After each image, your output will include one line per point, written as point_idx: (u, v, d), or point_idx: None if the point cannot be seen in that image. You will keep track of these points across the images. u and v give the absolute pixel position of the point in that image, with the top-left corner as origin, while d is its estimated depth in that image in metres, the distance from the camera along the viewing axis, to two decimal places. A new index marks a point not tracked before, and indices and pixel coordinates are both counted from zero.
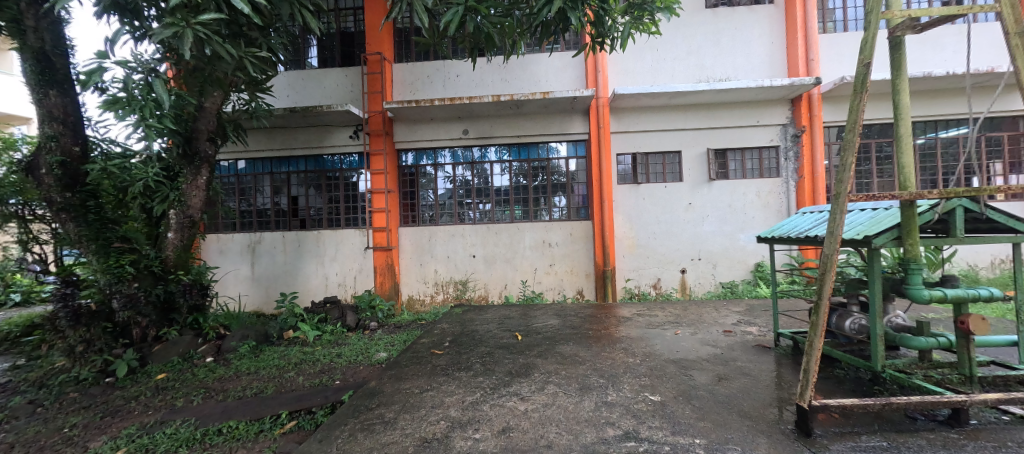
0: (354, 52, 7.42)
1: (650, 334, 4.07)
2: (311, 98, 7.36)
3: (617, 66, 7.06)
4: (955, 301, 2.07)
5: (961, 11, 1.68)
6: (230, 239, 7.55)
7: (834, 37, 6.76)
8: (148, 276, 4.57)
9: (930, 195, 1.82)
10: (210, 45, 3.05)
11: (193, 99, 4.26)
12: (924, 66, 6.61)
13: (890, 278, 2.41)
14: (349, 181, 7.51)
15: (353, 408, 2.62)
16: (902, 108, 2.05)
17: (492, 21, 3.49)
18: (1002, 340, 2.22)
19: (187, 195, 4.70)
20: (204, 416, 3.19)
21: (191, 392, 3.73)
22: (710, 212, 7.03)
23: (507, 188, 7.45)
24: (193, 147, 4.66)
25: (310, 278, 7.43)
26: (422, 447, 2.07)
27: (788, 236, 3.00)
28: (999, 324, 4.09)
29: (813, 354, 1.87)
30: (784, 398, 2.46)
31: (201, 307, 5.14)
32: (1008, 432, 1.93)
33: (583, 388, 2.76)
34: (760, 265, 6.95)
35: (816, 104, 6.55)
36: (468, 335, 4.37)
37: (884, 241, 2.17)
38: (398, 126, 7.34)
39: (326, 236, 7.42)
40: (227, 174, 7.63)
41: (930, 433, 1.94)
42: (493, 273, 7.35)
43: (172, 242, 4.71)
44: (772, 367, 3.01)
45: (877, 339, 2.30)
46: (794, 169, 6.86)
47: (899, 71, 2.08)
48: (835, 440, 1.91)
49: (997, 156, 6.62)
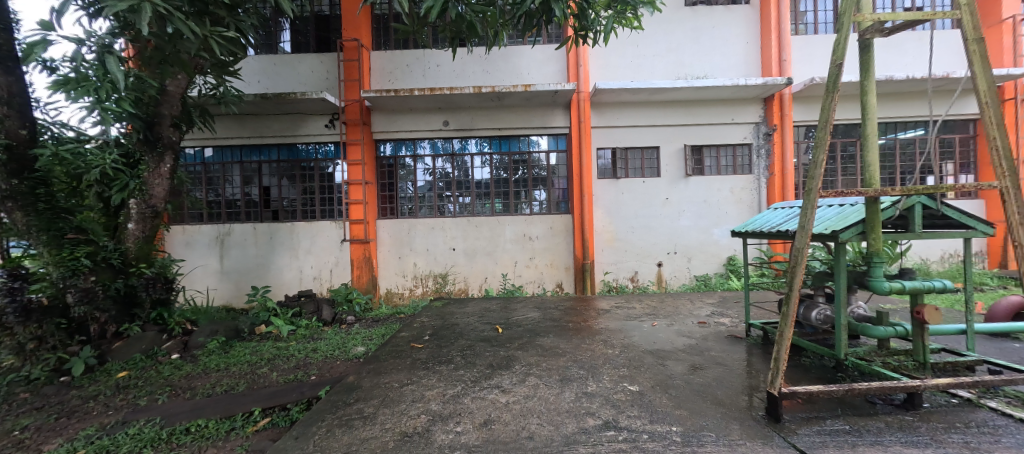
0: (330, 37, 7.17)
1: (628, 326, 4.16)
2: (284, 84, 7.08)
3: (598, 60, 7.11)
4: (912, 291, 2.20)
5: (927, 17, 1.75)
6: (196, 231, 7.18)
7: (806, 39, 6.99)
8: (107, 270, 4.33)
9: (892, 192, 1.90)
10: (173, 23, 2.88)
11: (155, 81, 4.05)
12: (889, 70, 6.94)
13: (853, 271, 2.53)
14: (324, 171, 7.30)
15: (331, 403, 2.56)
16: (869, 109, 2.13)
17: (474, 10, 3.40)
18: (951, 328, 2.38)
19: (150, 185, 4.49)
20: (170, 415, 3.05)
21: (156, 390, 3.55)
22: (686, 207, 7.21)
23: (488, 181, 7.41)
24: (156, 133, 4.42)
25: (283, 272, 7.20)
26: (402, 442, 2.04)
27: (761, 230, 3.09)
28: (949, 314, 4.37)
29: (784, 344, 1.95)
30: (755, 386, 2.56)
31: (166, 301, 4.99)
32: (958, 414, 2.07)
33: (564, 379, 2.79)
34: (733, 259, 7.20)
35: (787, 103, 6.80)
36: (448, 328, 4.34)
37: (849, 235, 2.27)
38: (377, 115, 7.17)
39: (300, 228, 7.18)
40: (193, 162, 7.25)
41: (888, 417, 2.06)
42: (474, 266, 7.32)
43: (134, 233, 4.53)
44: (744, 356, 3.13)
45: (842, 328, 2.42)
46: (766, 166, 7.09)
47: (867, 73, 2.16)
48: (802, 425, 2.00)
49: (949, 157, 7.05)
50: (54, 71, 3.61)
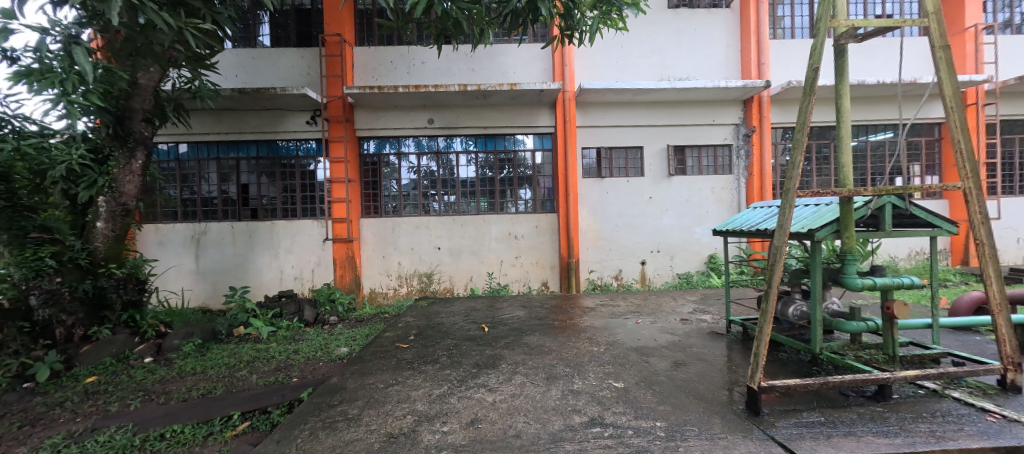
0: (311, 32, 7.01)
1: (613, 323, 4.21)
2: (263, 79, 6.89)
3: (583, 60, 7.16)
4: (883, 288, 2.29)
5: (897, 24, 1.82)
6: (170, 230, 6.93)
7: (783, 43, 7.19)
8: (74, 271, 4.15)
9: (865, 193, 1.97)
10: (145, 13, 2.81)
11: (125, 74, 3.88)
12: (861, 74, 7.20)
13: (827, 268, 2.62)
14: (305, 169, 7.15)
15: (314, 405, 2.51)
16: (843, 112, 2.21)
17: (460, 7, 3.37)
18: (918, 322, 2.49)
19: (119, 181, 4.34)
20: (144, 421, 2.93)
21: (127, 396, 3.42)
22: (669, 206, 7.34)
23: (473, 179, 7.38)
24: (126, 127, 4.30)
25: (263, 272, 7.02)
26: (388, 443, 2.01)
27: (741, 229, 3.16)
28: (916, 309, 4.58)
29: (763, 339, 2.00)
30: (735, 381, 2.63)
31: (138, 303, 4.80)
32: (924, 404, 2.17)
33: (550, 377, 2.81)
34: (713, 257, 7.37)
35: (766, 105, 7.00)
36: (434, 327, 4.31)
37: (825, 234, 2.35)
38: (360, 112, 7.05)
39: (280, 226, 7.01)
40: (166, 158, 6.98)
41: (860, 408, 2.14)
42: (459, 265, 7.29)
43: (104, 232, 4.35)
44: (724, 352, 3.21)
45: (817, 323, 2.50)
46: (745, 167, 7.28)
47: (842, 78, 2.24)
48: (781, 418, 2.06)
49: (916, 159, 7.38)
50: (15, 62, 3.43)
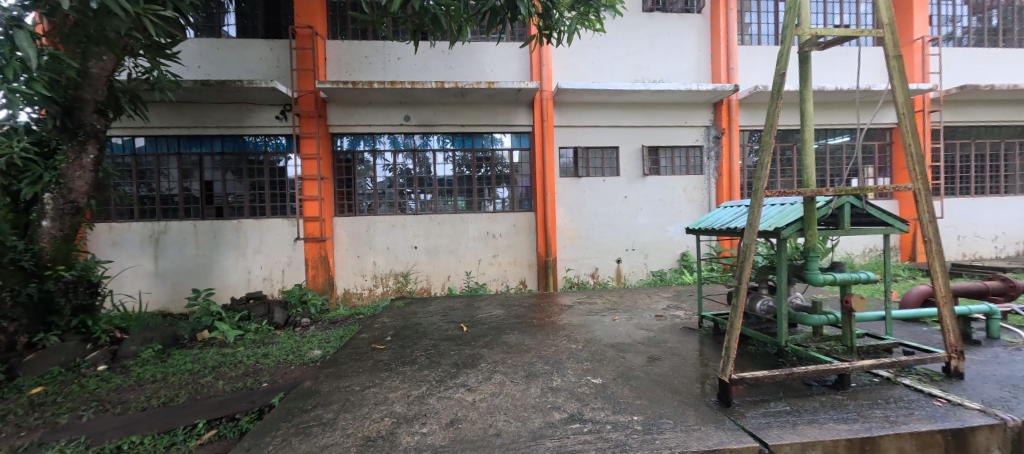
0: (280, 23, 6.76)
1: (590, 321, 4.28)
2: (228, 71, 6.58)
3: (561, 60, 7.22)
4: (842, 282, 2.43)
5: (855, 34, 1.93)
6: (125, 229, 6.52)
7: (750, 49, 7.49)
8: (16, 273, 3.85)
9: (827, 193, 2.08)
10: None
11: (75, 62, 3.62)
12: (822, 81, 7.59)
13: (792, 265, 2.76)
14: (275, 166, 6.89)
15: (286, 410, 2.42)
16: (807, 116, 2.32)
17: (439, 4, 3.33)
18: (872, 314, 2.65)
19: (68, 177, 4.04)
20: (98, 433, 2.75)
21: (79, 407, 3.20)
22: (644, 205, 7.51)
23: (450, 178, 7.31)
24: (75, 119, 4.00)
25: (229, 273, 6.72)
26: (366, 447, 1.97)
27: (712, 228, 3.28)
28: (870, 302, 4.88)
29: (734, 333, 2.08)
30: (707, 374, 2.72)
31: (91, 308, 4.50)
32: (878, 391, 2.31)
33: (529, 375, 2.82)
34: (685, 255, 7.61)
35: (734, 108, 7.27)
36: (411, 328, 4.25)
37: (790, 232, 2.46)
38: (333, 108, 6.84)
39: (247, 225, 6.72)
40: (121, 152, 6.55)
41: (822, 397, 2.27)
42: (436, 264, 7.21)
43: (50, 232, 4.04)
44: (697, 346, 3.31)
45: (783, 317, 2.62)
46: (715, 168, 7.54)
47: (806, 83, 2.35)
48: (750, 408, 2.15)
49: (870, 161, 7.85)
50: None
